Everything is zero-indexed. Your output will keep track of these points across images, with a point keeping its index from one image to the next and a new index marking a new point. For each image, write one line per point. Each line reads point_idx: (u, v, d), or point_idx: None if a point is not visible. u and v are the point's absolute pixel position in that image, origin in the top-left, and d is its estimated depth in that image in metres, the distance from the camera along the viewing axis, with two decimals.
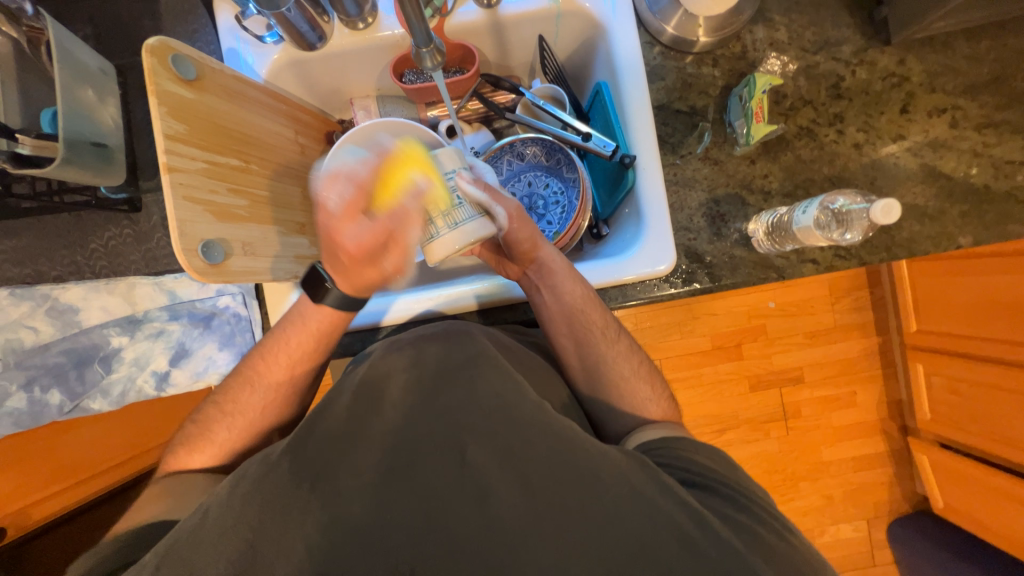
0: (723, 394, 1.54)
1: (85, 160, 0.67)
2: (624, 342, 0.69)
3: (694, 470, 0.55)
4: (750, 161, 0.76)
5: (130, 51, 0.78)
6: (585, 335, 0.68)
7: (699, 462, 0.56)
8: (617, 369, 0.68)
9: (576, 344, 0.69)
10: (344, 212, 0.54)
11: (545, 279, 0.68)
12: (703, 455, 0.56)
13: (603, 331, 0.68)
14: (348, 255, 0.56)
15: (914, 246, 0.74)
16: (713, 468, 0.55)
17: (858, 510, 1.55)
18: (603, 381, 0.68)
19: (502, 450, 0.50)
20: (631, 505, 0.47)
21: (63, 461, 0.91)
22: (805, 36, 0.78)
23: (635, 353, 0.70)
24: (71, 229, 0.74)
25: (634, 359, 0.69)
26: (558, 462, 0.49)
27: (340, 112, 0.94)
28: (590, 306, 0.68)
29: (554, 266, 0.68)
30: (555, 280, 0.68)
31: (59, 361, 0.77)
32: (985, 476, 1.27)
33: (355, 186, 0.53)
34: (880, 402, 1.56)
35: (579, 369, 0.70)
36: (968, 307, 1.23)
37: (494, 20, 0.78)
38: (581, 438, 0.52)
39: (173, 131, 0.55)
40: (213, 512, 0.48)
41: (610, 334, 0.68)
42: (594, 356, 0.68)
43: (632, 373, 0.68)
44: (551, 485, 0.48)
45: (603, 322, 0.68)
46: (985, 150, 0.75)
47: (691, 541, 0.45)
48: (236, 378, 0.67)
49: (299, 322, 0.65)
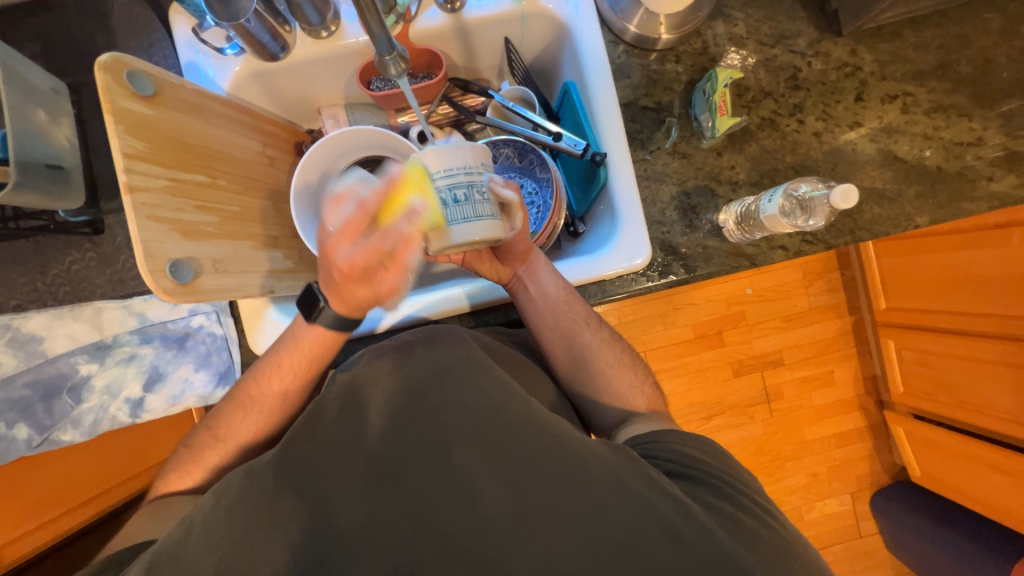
0: (707, 381, 1.57)
1: (40, 183, 0.65)
2: (607, 331, 0.72)
3: (683, 460, 0.56)
4: (717, 153, 0.78)
5: (82, 68, 0.75)
6: (570, 326, 0.69)
7: (687, 454, 0.57)
8: (600, 359, 0.70)
9: (562, 337, 0.70)
10: (344, 231, 0.52)
11: (528, 274, 0.70)
12: (687, 446, 0.58)
13: (587, 321, 0.70)
14: (341, 275, 0.55)
15: (875, 228, 0.77)
16: (698, 458, 0.56)
17: (841, 484, 1.60)
18: (585, 372, 0.70)
19: (488, 452, 0.50)
20: (619, 500, 0.47)
21: (41, 495, 0.88)
22: (763, 29, 0.80)
23: (613, 345, 0.71)
24: (31, 255, 0.71)
25: (613, 352, 0.70)
26: (546, 464, 0.49)
27: (308, 122, 0.93)
28: (572, 301, 0.69)
29: (536, 261, 0.70)
30: (537, 274, 0.70)
31: (24, 395, 0.74)
32: (955, 443, 1.34)
33: (358, 207, 0.52)
34: (857, 380, 1.61)
35: (565, 362, 0.71)
36: (932, 283, 1.29)
37: (459, 24, 0.78)
38: (566, 435, 0.52)
39: (133, 149, 0.54)
40: (192, 533, 0.47)
41: (590, 327, 0.70)
42: (580, 346, 0.70)
43: (616, 361, 0.70)
44: (538, 486, 0.48)
45: (586, 312, 0.70)
46: (936, 133, 0.78)
47: (676, 531, 0.46)
48: (231, 404, 0.65)
49: (294, 343, 0.64)
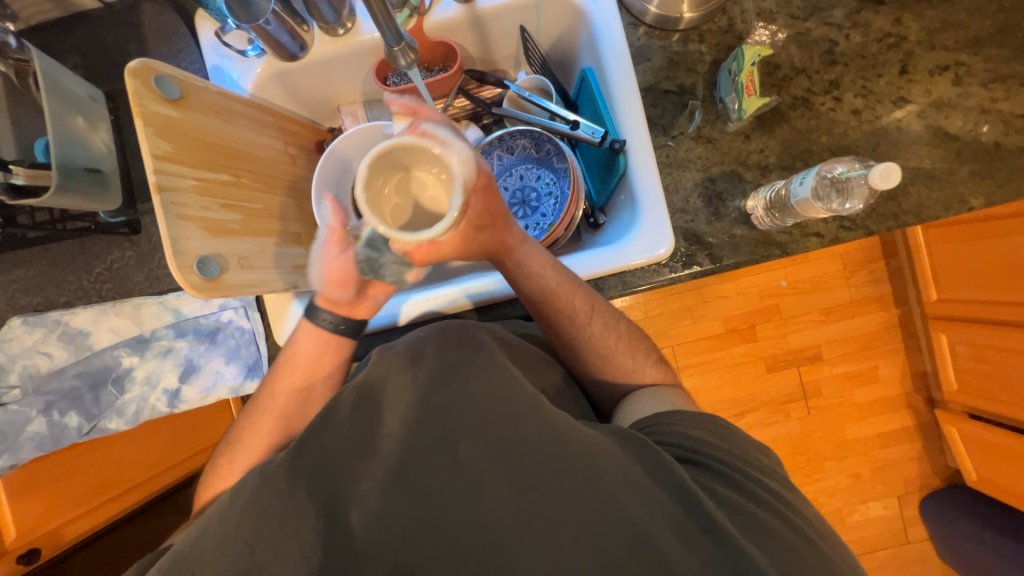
0: (738, 377, 1.51)
1: (80, 186, 0.68)
2: (600, 321, 0.66)
3: (689, 441, 0.53)
4: (744, 136, 0.74)
5: (118, 77, 0.79)
6: (555, 320, 0.66)
7: (691, 435, 0.54)
8: (590, 349, 0.67)
9: (548, 326, 0.67)
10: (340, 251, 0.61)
11: (510, 267, 0.65)
12: (693, 427, 0.55)
13: (573, 316, 0.65)
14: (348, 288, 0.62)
15: (923, 211, 0.71)
16: (706, 441, 0.53)
17: (887, 487, 1.51)
18: (586, 358, 0.68)
19: (500, 446, 0.50)
20: (632, 500, 0.46)
21: (93, 478, 0.95)
22: (794, 2, 0.75)
23: (614, 328, 0.67)
24: (77, 254, 0.76)
25: (616, 335, 0.67)
26: (557, 459, 0.48)
27: (329, 120, 0.94)
28: (568, 289, 0.65)
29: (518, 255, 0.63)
30: (519, 269, 0.64)
31: (75, 385, 0.79)
32: (1015, 445, 1.23)
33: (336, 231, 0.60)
34: (904, 376, 1.51)
35: (557, 346, 0.70)
36: (989, 272, 1.19)
37: (473, 14, 0.78)
38: (577, 431, 0.51)
39: (161, 151, 0.56)
40: (216, 522, 0.48)
41: (589, 315, 0.66)
42: (567, 337, 0.67)
43: (609, 350, 0.67)
44: (549, 483, 0.47)
45: (573, 307, 0.65)
46: (993, 106, 0.71)
47: (687, 535, 0.45)
48: (250, 413, 0.66)
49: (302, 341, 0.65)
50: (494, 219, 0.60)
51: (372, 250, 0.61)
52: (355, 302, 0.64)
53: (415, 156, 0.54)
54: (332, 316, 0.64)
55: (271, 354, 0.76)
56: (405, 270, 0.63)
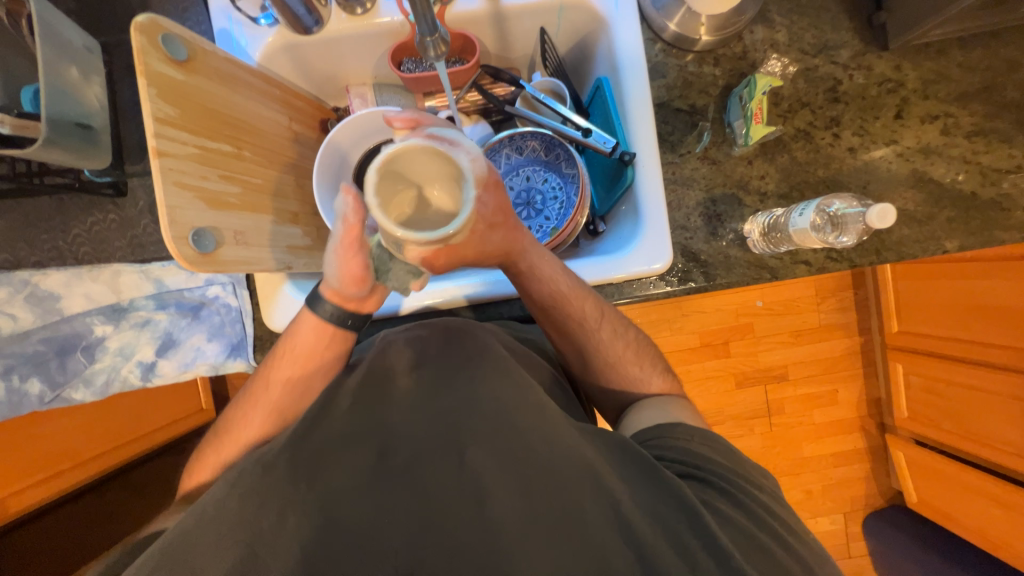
0: (708, 390, 1.56)
1: (69, 141, 0.64)
2: (610, 328, 0.68)
3: (690, 457, 0.55)
4: (747, 161, 0.77)
5: (116, 29, 0.75)
6: (566, 326, 0.67)
7: (695, 452, 0.56)
8: (600, 356, 0.68)
9: (559, 332, 0.68)
10: (348, 245, 0.56)
11: (518, 276, 0.65)
12: (696, 443, 0.57)
13: (584, 322, 0.66)
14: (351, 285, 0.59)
15: (901, 249, 0.76)
16: (709, 458, 0.55)
17: (836, 504, 1.59)
18: (595, 365, 0.69)
19: (505, 457, 0.50)
20: (635, 513, 0.48)
21: (43, 450, 0.89)
22: (805, 38, 0.78)
23: (622, 336, 0.68)
24: (54, 213, 0.71)
25: (625, 343, 0.68)
26: (560, 472, 0.49)
27: (335, 99, 0.92)
28: (579, 296, 0.66)
29: (525, 265, 0.63)
30: (528, 277, 0.64)
31: (40, 350, 0.76)
32: (958, 473, 1.33)
33: (350, 227, 0.55)
34: (861, 401, 1.60)
35: (568, 353, 0.70)
36: (946, 311, 1.28)
37: (496, 10, 0.77)
38: (581, 446, 0.52)
39: (164, 115, 0.54)
40: (206, 509, 0.47)
41: (597, 322, 0.67)
42: (579, 343, 0.68)
43: (617, 358, 0.68)
44: (550, 495, 0.48)
45: (583, 313, 0.66)
46: (974, 158, 0.76)
47: (689, 552, 0.46)
48: (239, 401, 0.63)
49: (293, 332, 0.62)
50: (505, 216, 0.58)
51: (386, 252, 0.56)
52: (363, 297, 0.61)
53: (422, 158, 0.46)
54: (336, 311, 0.61)
55: (258, 335, 0.73)
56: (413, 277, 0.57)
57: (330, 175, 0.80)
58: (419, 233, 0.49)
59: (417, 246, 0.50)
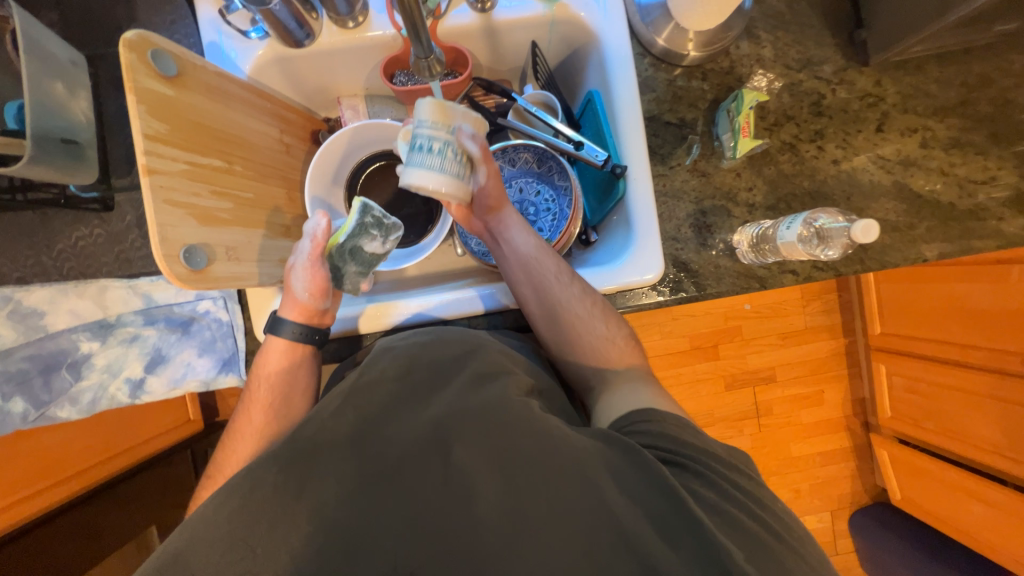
0: (699, 394, 1.58)
1: (54, 156, 0.63)
2: (579, 285, 0.69)
3: (668, 441, 0.54)
4: (735, 173, 0.78)
5: (101, 42, 0.74)
6: (539, 279, 0.68)
7: (675, 439, 0.54)
8: (571, 312, 0.68)
9: (532, 289, 0.69)
10: (311, 259, 0.64)
11: (499, 231, 0.71)
12: (677, 430, 0.55)
13: (556, 275, 0.68)
14: (311, 302, 0.65)
15: (884, 258, 0.78)
16: (691, 446, 0.53)
17: (823, 502, 1.63)
18: (566, 326, 0.68)
19: (497, 454, 0.49)
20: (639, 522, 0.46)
21: (39, 462, 0.88)
22: (789, 53, 0.80)
23: (591, 295, 0.69)
24: (37, 228, 0.70)
25: (593, 302, 0.69)
26: (545, 464, 0.48)
27: (326, 110, 0.92)
28: (545, 253, 0.70)
29: (507, 219, 0.71)
30: (508, 233, 0.71)
31: (22, 368, 0.74)
32: (943, 471, 1.35)
33: (313, 242, 0.63)
34: (846, 402, 1.64)
35: (541, 315, 0.69)
36: (926, 313, 1.32)
37: (487, 25, 0.78)
38: (569, 436, 0.51)
39: (153, 131, 0.53)
40: (196, 529, 0.46)
41: (565, 278, 0.69)
42: (551, 300, 0.68)
43: (588, 315, 0.68)
44: (537, 489, 0.47)
45: (555, 265, 0.69)
46: (951, 170, 0.79)
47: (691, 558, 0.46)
48: (232, 432, 0.64)
49: (263, 353, 0.66)
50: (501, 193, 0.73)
51: (338, 260, 0.68)
52: (321, 312, 0.67)
53: None
54: (300, 328, 0.66)
55: (249, 349, 0.73)
56: (360, 279, 0.73)
57: (322, 188, 0.80)
58: (364, 244, 0.68)
59: (365, 252, 0.70)
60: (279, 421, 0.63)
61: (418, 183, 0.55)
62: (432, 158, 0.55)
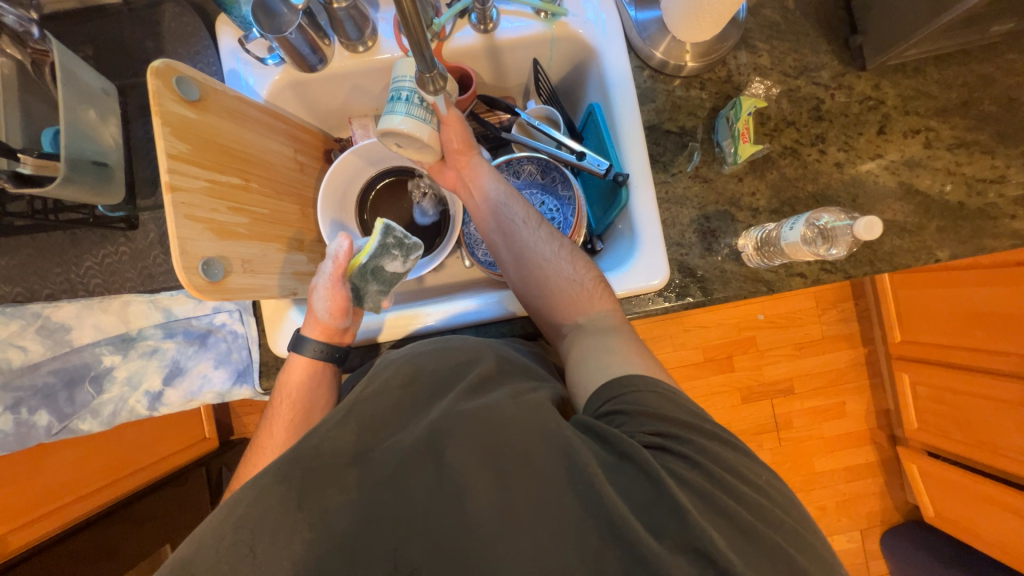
0: (714, 406, 1.55)
1: (85, 178, 0.67)
2: (548, 231, 0.72)
3: (655, 417, 0.51)
4: (737, 179, 0.79)
5: (130, 72, 0.79)
6: (508, 224, 0.72)
7: (665, 418, 0.51)
8: (538, 255, 0.70)
9: (502, 235, 0.72)
10: (332, 279, 0.67)
11: (471, 181, 0.76)
12: (665, 405, 0.52)
13: (524, 220, 0.72)
14: (332, 320, 0.67)
15: (894, 260, 0.77)
16: (682, 426, 0.51)
17: (850, 520, 1.56)
18: (533, 268, 0.69)
19: (489, 448, 0.49)
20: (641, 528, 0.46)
21: (50, 482, 0.90)
22: (787, 61, 0.82)
23: (558, 240, 0.72)
24: (66, 246, 0.73)
25: (560, 245, 0.71)
26: (535, 457, 0.48)
27: (338, 130, 0.96)
28: (514, 199, 0.74)
29: (479, 169, 0.76)
30: (479, 182, 0.75)
31: (48, 382, 0.78)
32: (973, 484, 1.29)
33: (335, 263, 0.67)
34: (869, 413, 1.58)
35: (509, 260, 0.72)
36: (946, 318, 1.28)
37: (490, 44, 0.81)
38: (562, 430, 0.50)
39: (176, 151, 0.56)
40: (203, 536, 0.47)
41: (532, 222, 0.72)
42: (519, 244, 0.71)
43: (555, 257, 0.69)
44: (528, 482, 0.47)
45: (524, 212, 0.73)
46: (958, 169, 0.79)
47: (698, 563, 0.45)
48: (253, 448, 0.66)
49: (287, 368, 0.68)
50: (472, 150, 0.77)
51: (361, 280, 0.70)
52: (341, 330, 0.70)
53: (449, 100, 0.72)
54: (322, 345, 0.68)
55: (263, 361, 0.74)
56: (382, 298, 0.74)
57: (333, 205, 0.83)
58: (386, 264, 0.70)
59: (387, 272, 0.71)
60: (299, 434, 0.63)
61: (386, 126, 0.62)
62: (401, 105, 0.62)
